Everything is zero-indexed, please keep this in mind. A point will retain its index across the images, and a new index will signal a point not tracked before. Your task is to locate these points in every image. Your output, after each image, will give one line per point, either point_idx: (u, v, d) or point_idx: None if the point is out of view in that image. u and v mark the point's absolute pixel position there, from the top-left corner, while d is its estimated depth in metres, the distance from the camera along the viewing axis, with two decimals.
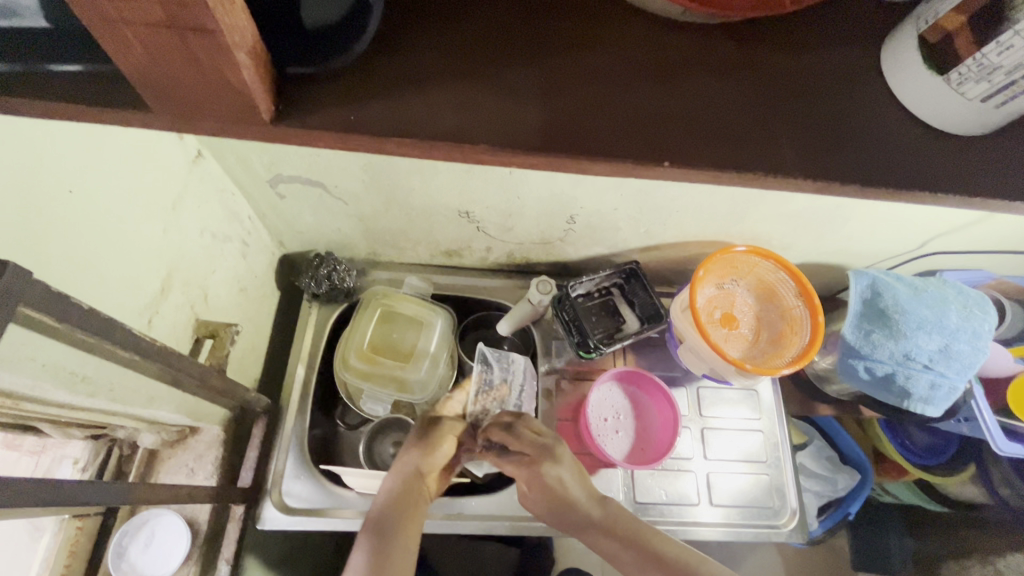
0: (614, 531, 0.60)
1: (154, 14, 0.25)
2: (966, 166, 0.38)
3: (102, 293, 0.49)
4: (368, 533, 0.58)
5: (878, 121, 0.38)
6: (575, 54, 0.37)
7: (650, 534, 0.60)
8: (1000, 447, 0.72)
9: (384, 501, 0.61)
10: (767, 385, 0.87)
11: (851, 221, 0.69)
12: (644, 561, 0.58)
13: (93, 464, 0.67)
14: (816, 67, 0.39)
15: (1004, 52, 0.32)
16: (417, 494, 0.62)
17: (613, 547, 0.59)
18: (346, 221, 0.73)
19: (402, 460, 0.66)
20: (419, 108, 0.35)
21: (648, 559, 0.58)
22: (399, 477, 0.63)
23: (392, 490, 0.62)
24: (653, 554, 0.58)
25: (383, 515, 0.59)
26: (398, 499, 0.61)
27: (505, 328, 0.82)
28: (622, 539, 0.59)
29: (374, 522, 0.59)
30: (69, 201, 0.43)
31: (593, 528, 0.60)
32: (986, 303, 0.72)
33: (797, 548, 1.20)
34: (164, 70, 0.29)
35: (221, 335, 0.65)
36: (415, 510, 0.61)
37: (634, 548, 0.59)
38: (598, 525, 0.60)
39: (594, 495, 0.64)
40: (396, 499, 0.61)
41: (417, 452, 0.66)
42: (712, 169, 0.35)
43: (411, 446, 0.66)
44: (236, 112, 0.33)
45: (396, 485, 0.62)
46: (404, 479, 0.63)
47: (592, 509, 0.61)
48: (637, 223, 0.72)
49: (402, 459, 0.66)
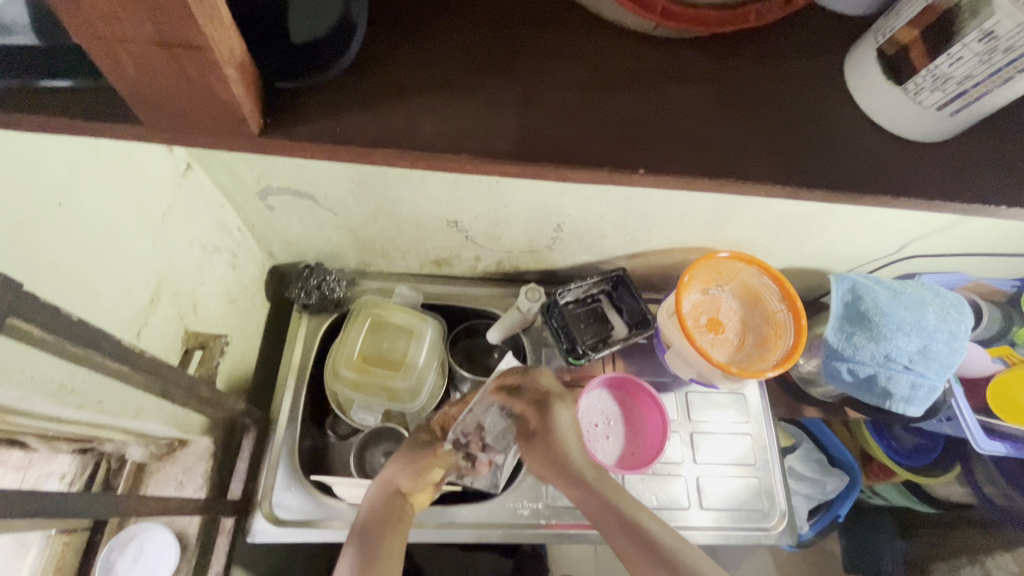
0: (604, 494, 0.61)
1: (145, 33, 0.26)
2: (926, 172, 0.40)
3: (90, 306, 0.49)
4: (354, 541, 0.58)
5: (844, 128, 0.40)
6: (557, 67, 0.39)
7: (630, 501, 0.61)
8: (979, 445, 0.72)
9: (371, 512, 0.62)
10: (754, 389, 0.89)
11: (830, 226, 0.70)
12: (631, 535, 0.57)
13: (81, 478, 0.65)
14: (785, 79, 0.40)
15: (955, 62, 0.34)
16: (402, 511, 0.63)
17: (602, 508, 0.61)
18: (336, 232, 0.74)
19: (383, 475, 0.66)
20: (403, 121, 0.36)
21: (636, 532, 0.57)
22: (381, 491, 0.64)
23: (376, 504, 0.62)
24: (637, 526, 0.58)
25: (370, 524, 0.60)
26: (381, 514, 0.61)
27: (495, 335, 0.83)
28: (618, 508, 0.60)
29: (360, 532, 0.59)
30: (58, 214, 0.44)
31: (584, 488, 0.63)
32: (962, 305, 0.74)
33: (788, 552, 1.21)
34: (157, 87, 0.31)
35: (210, 346, 0.66)
36: (398, 524, 0.61)
37: (617, 515, 0.59)
38: (589, 484, 0.62)
39: (589, 478, 0.63)
40: (380, 514, 0.61)
41: (396, 468, 0.67)
42: (685, 175, 0.36)
43: (392, 463, 0.67)
44: (223, 125, 0.34)
45: (380, 498, 0.63)
46: (387, 492, 0.64)
47: (586, 471, 0.64)
48: (624, 230, 0.73)
49: (382, 474, 0.67)
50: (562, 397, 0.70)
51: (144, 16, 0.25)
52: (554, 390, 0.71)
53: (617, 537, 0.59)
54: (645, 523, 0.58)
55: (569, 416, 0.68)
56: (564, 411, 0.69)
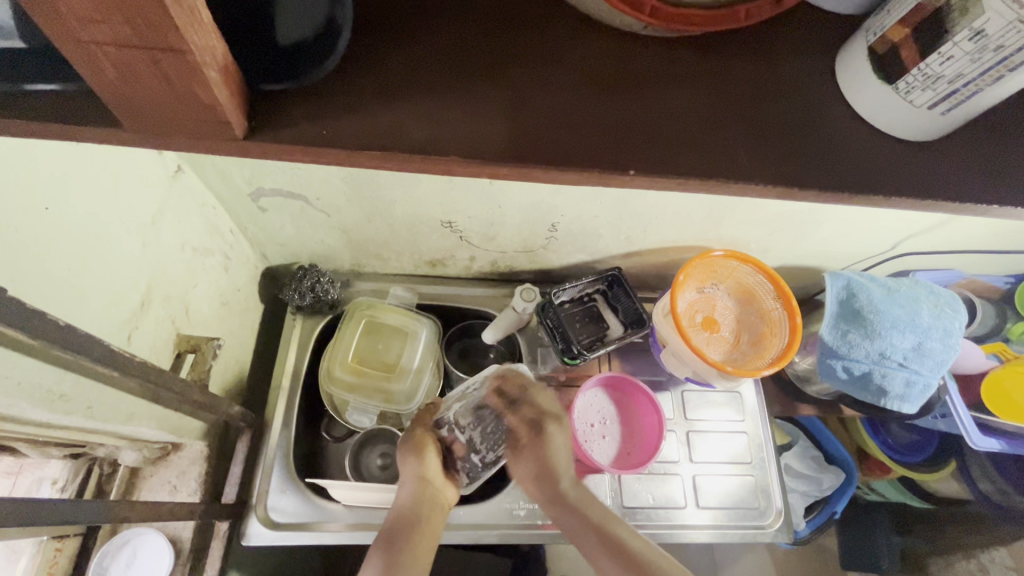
0: (592, 517, 0.60)
1: (124, 36, 0.26)
2: (918, 171, 0.39)
3: (78, 311, 0.48)
4: (380, 541, 0.58)
5: (836, 128, 0.40)
6: (546, 66, 0.39)
7: (614, 519, 0.60)
8: (975, 442, 0.72)
9: (398, 511, 0.61)
10: (749, 388, 0.89)
11: (824, 224, 0.70)
12: (612, 555, 0.57)
13: (74, 483, 0.66)
14: (775, 78, 0.40)
15: (945, 62, 0.34)
16: (429, 505, 0.62)
17: (584, 529, 0.59)
18: (329, 233, 0.73)
19: (406, 471, 0.65)
20: (391, 122, 0.36)
21: (616, 551, 0.57)
22: (407, 489, 0.63)
23: (402, 503, 0.62)
24: (614, 537, 0.58)
25: (396, 526, 0.59)
26: (410, 511, 0.61)
27: (490, 336, 0.82)
28: (600, 527, 0.59)
29: (386, 534, 0.58)
30: (44, 218, 0.43)
31: (564, 505, 0.62)
32: (957, 302, 0.74)
33: (785, 550, 1.21)
34: (139, 89, 0.30)
35: (202, 349, 0.64)
36: (427, 523, 0.60)
37: (601, 534, 0.58)
38: (569, 502, 0.62)
39: (569, 496, 0.62)
40: (408, 511, 0.61)
41: (414, 461, 0.65)
42: (676, 176, 0.36)
43: (409, 456, 0.66)
44: (208, 128, 0.34)
45: (407, 496, 0.62)
46: (414, 487, 0.63)
47: (569, 490, 0.63)
48: (618, 230, 0.73)
49: (404, 470, 0.65)
50: (558, 418, 0.68)
51: (122, 18, 0.25)
52: (550, 411, 0.69)
53: (601, 557, 0.57)
54: (627, 540, 0.58)
55: (562, 437, 0.67)
56: (558, 432, 0.67)
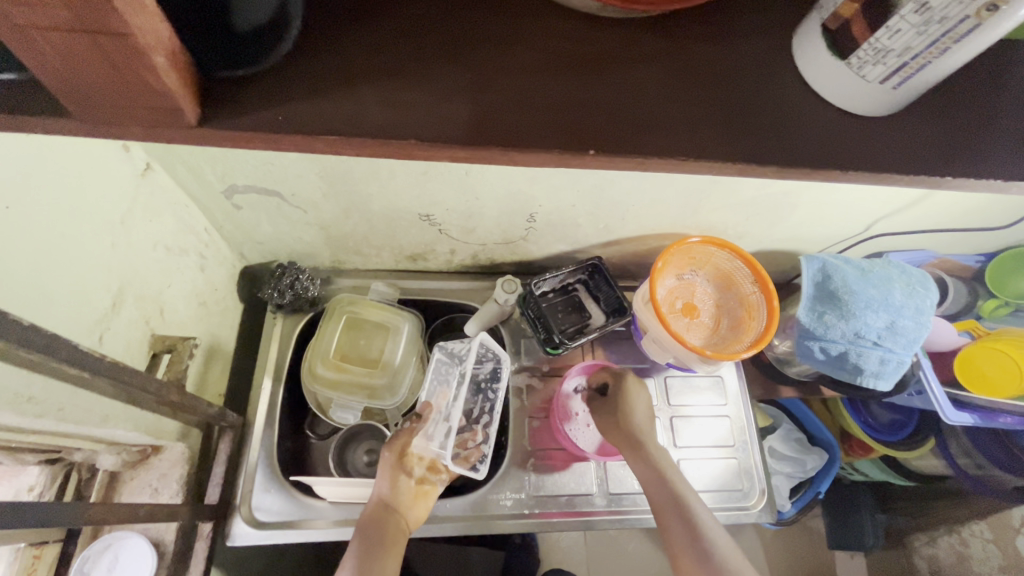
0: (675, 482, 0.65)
1: (61, 18, 0.26)
2: (879, 147, 0.40)
3: (43, 313, 0.47)
4: (353, 548, 0.61)
5: (795, 107, 0.40)
6: (506, 50, 0.39)
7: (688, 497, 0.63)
8: (947, 416, 0.73)
9: (365, 526, 0.63)
10: (731, 372, 0.90)
11: (799, 207, 0.71)
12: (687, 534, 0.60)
13: (51, 488, 0.62)
14: (736, 58, 0.41)
15: (893, 35, 0.34)
16: (393, 523, 0.64)
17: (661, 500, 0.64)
18: (306, 229, 0.72)
19: (376, 491, 0.67)
20: (349, 108, 0.36)
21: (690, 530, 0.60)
22: (376, 507, 0.65)
23: (370, 517, 0.64)
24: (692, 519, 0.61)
25: (365, 537, 0.61)
26: (374, 527, 0.63)
27: (473, 329, 0.81)
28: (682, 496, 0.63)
29: (357, 543, 0.61)
30: (5, 217, 0.42)
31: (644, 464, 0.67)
32: (927, 280, 0.75)
33: (773, 531, 1.23)
34: (86, 76, 0.30)
35: (178, 349, 0.64)
36: (390, 542, 0.62)
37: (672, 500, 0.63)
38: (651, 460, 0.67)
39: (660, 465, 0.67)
40: (371, 528, 0.63)
41: (385, 481, 0.68)
42: (638, 157, 0.37)
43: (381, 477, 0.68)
44: (160, 116, 0.33)
45: (375, 512, 0.65)
46: (380, 508, 0.65)
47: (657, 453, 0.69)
48: (596, 218, 0.73)
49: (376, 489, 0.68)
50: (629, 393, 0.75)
51: (61, 3, 0.25)
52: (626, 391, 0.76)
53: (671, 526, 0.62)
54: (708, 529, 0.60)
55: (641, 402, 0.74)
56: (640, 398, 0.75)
